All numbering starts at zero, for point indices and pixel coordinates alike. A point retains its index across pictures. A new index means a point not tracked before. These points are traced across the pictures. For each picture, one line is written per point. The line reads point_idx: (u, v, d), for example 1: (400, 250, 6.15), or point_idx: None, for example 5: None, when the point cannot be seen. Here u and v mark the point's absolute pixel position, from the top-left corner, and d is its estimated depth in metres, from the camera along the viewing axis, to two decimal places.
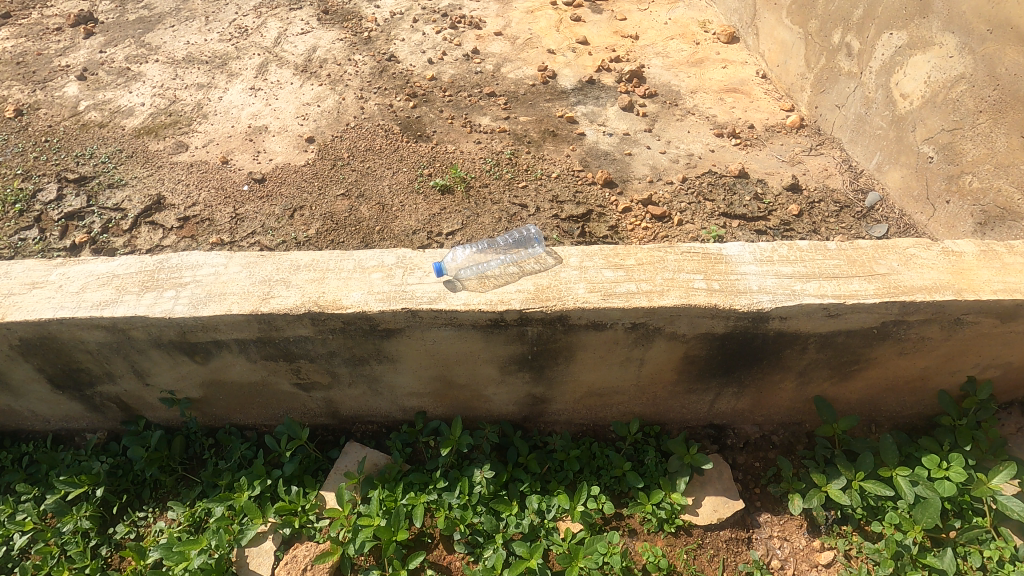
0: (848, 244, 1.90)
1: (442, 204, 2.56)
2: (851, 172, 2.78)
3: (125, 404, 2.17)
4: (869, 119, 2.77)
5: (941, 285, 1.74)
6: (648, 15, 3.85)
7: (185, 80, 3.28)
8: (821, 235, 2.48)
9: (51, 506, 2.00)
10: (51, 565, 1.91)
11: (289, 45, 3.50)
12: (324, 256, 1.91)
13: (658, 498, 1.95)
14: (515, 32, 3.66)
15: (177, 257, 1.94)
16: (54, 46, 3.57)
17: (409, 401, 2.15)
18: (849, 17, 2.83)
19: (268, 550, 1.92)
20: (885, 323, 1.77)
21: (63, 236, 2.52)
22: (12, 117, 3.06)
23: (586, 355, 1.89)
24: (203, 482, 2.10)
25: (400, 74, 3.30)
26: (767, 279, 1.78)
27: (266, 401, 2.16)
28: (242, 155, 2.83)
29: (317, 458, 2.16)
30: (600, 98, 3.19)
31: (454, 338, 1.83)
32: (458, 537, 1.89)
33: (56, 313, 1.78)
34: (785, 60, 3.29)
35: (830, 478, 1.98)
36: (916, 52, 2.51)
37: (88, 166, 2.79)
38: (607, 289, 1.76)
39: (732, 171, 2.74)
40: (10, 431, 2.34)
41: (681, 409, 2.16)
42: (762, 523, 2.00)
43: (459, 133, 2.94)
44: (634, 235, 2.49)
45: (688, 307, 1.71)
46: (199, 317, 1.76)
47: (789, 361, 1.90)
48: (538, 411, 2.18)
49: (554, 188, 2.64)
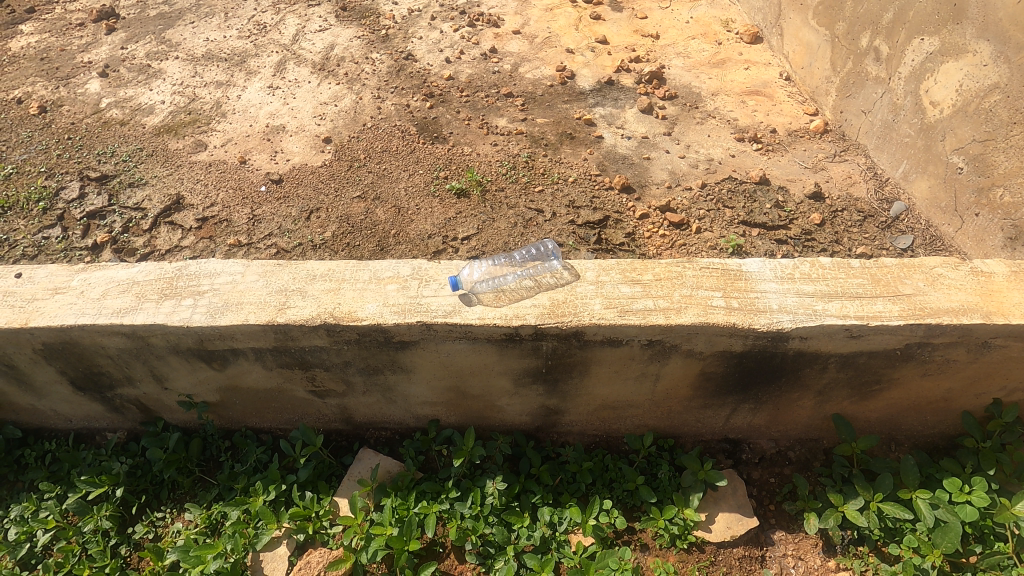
0: (872, 262, 1.86)
1: (458, 208, 2.55)
2: (875, 180, 2.71)
3: (145, 406, 2.21)
4: (896, 126, 2.70)
5: (969, 307, 1.70)
6: (670, 13, 3.78)
7: (204, 78, 3.30)
8: (843, 246, 2.43)
9: (73, 506, 2.05)
10: (73, 563, 1.97)
11: (307, 43, 3.50)
12: (341, 266, 1.92)
13: (671, 514, 1.94)
14: (534, 30, 3.62)
15: (195, 264, 1.96)
16: (76, 42, 3.60)
17: (422, 409, 2.15)
18: (879, 20, 2.75)
19: (282, 555, 1.95)
20: (909, 345, 1.73)
21: (85, 235, 2.55)
22: (36, 114, 3.10)
23: (601, 369, 1.88)
24: (219, 485, 2.13)
25: (417, 73, 3.27)
26: (788, 297, 1.74)
27: (281, 406, 2.18)
28: (260, 155, 2.84)
29: (331, 464, 2.17)
30: (618, 100, 3.14)
31: (469, 351, 1.82)
32: (470, 548, 1.90)
33: (77, 320, 1.81)
34: (810, 62, 3.21)
35: (847, 498, 1.95)
36: (948, 60, 2.43)
37: (109, 164, 2.82)
38: (624, 305, 1.74)
39: (753, 178, 2.68)
40: (34, 428, 2.38)
41: (696, 423, 2.14)
42: (776, 541, 1.98)
43: (476, 134, 2.92)
44: (651, 243, 2.46)
45: (706, 326, 1.69)
46: (216, 327, 1.78)
47: (808, 379, 1.87)
48: (551, 422, 2.18)
49: (571, 193, 2.62)
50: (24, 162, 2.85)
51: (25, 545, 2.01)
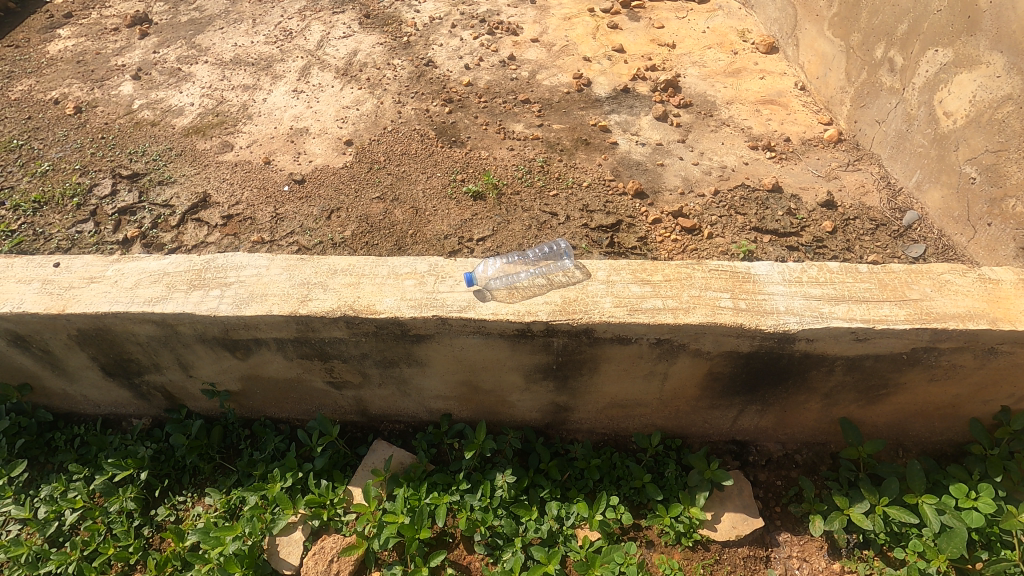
0: (880, 267, 1.88)
1: (474, 211, 2.62)
2: (889, 190, 2.73)
3: (170, 393, 2.30)
4: (910, 136, 2.72)
5: (975, 313, 1.72)
6: (687, 23, 3.84)
7: (232, 81, 3.42)
8: (854, 253, 2.45)
9: (99, 487, 2.13)
10: (99, 542, 2.05)
11: (331, 48, 3.61)
12: (361, 261, 1.99)
13: (677, 512, 1.97)
14: (552, 39, 3.70)
15: (223, 257, 2.05)
16: (111, 46, 3.76)
17: (435, 403, 2.21)
18: (894, 32, 2.78)
19: (297, 540, 2.01)
20: (915, 349, 1.75)
21: (116, 229, 2.66)
22: (72, 114, 3.24)
23: (610, 367, 1.92)
24: (239, 471, 2.20)
25: (437, 79, 3.36)
26: (796, 300, 1.78)
27: (299, 396, 2.26)
28: (284, 155, 2.94)
29: (346, 454, 2.24)
30: (634, 107, 3.20)
31: (482, 345, 1.88)
32: (479, 539, 1.94)
33: (111, 307, 1.91)
34: (825, 72, 3.25)
35: (853, 501, 1.96)
36: (962, 71, 2.46)
37: (140, 163, 2.94)
38: (633, 304, 1.79)
39: (765, 186, 2.72)
40: (64, 413, 2.48)
41: (703, 424, 2.17)
42: (782, 542, 1.99)
43: (493, 139, 2.99)
44: (663, 247, 2.50)
45: (714, 326, 1.73)
46: (241, 316, 1.86)
47: (815, 382, 1.89)
48: (561, 419, 2.22)
49: (585, 198, 2.67)
50: (60, 160, 2.98)
51: (54, 523, 2.09)
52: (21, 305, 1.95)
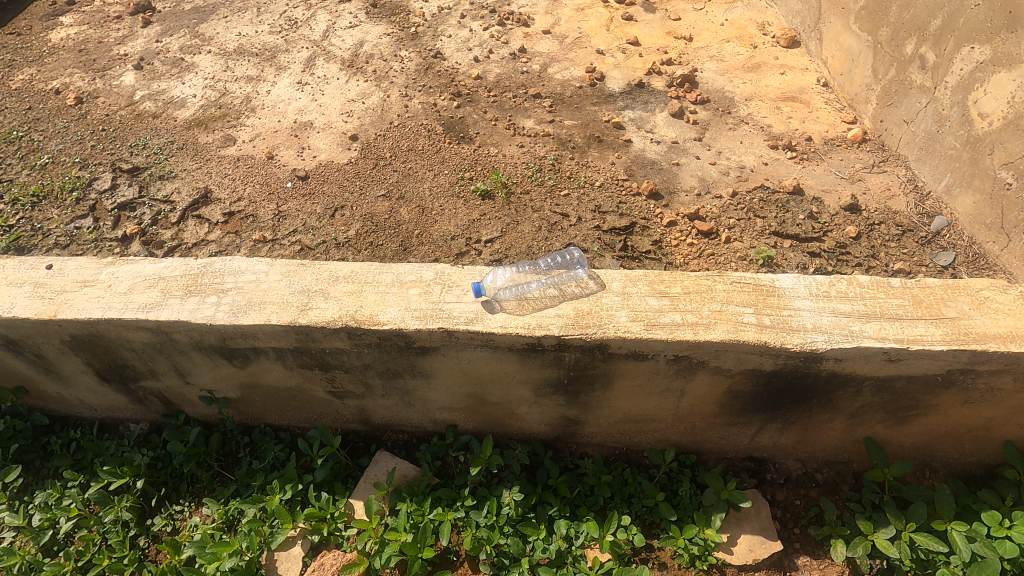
0: (914, 281, 1.78)
1: (482, 210, 2.52)
2: (916, 194, 2.61)
3: (167, 399, 2.23)
4: (940, 137, 2.59)
5: (1018, 334, 1.61)
6: (705, 14, 3.69)
7: (235, 72, 3.32)
8: (879, 261, 2.34)
9: (94, 495, 2.07)
10: (93, 553, 1.97)
11: (337, 39, 3.50)
12: (364, 268, 1.91)
13: (691, 533, 1.88)
14: (564, 30, 3.57)
15: (220, 261, 1.97)
16: (113, 34, 3.66)
17: (441, 414, 2.13)
18: (926, 27, 2.64)
19: (296, 555, 1.94)
20: (951, 371, 1.65)
21: (115, 226, 2.58)
22: (73, 105, 3.15)
23: (624, 383, 1.83)
24: (237, 481, 2.13)
25: (445, 72, 3.25)
26: (824, 316, 1.68)
27: (300, 405, 2.18)
28: (287, 150, 2.85)
29: (348, 465, 2.16)
30: (649, 103, 3.08)
31: (489, 358, 1.79)
32: (484, 558, 1.86)
33: (104, 313, 1.83)
34: (850, 68, 3.11)
35: (877, 526, 1.87)
36: (1000, 69, 2.32)
37: (141, 157, 2.86)
38: (650, 318, 1.69)
39: (786, 188, 2.60)
40: (61, 415, 2.42)
41: (720, 440, 2.08)
42: (800, 566, 1.90)
43: (502, 135, 2.89)
44: (678, 251, 2.39)
45: (737, 344, 1.63)
46: (238, 325, 1.77)
47: (841, 402, 1.80)
48: (571, 432, 2.14)
49: (597, 198, 2.57)
50: (60, 152, 2.90)
51: (48, 532, 2.03)
52: (11, 309, 1.88)
